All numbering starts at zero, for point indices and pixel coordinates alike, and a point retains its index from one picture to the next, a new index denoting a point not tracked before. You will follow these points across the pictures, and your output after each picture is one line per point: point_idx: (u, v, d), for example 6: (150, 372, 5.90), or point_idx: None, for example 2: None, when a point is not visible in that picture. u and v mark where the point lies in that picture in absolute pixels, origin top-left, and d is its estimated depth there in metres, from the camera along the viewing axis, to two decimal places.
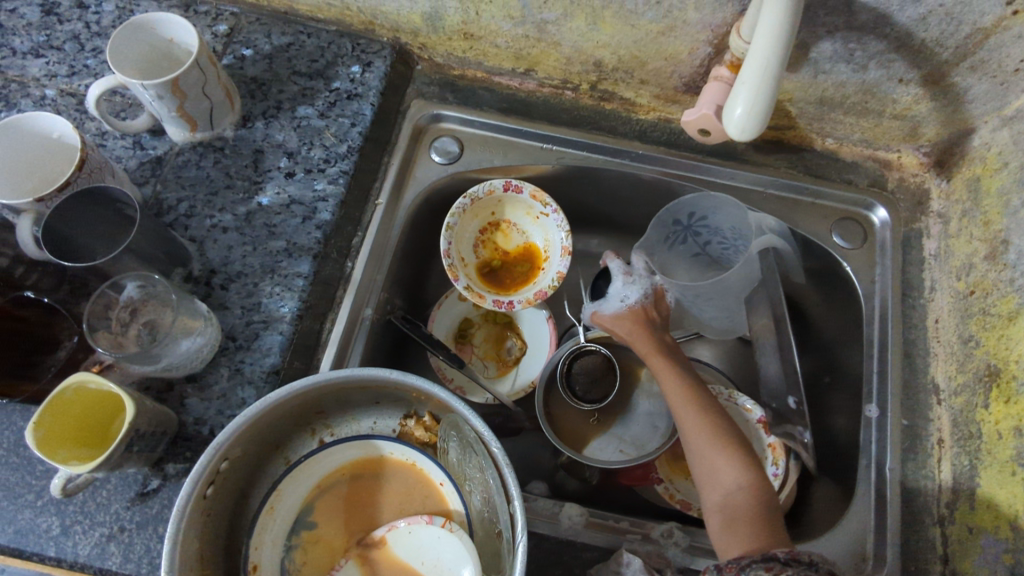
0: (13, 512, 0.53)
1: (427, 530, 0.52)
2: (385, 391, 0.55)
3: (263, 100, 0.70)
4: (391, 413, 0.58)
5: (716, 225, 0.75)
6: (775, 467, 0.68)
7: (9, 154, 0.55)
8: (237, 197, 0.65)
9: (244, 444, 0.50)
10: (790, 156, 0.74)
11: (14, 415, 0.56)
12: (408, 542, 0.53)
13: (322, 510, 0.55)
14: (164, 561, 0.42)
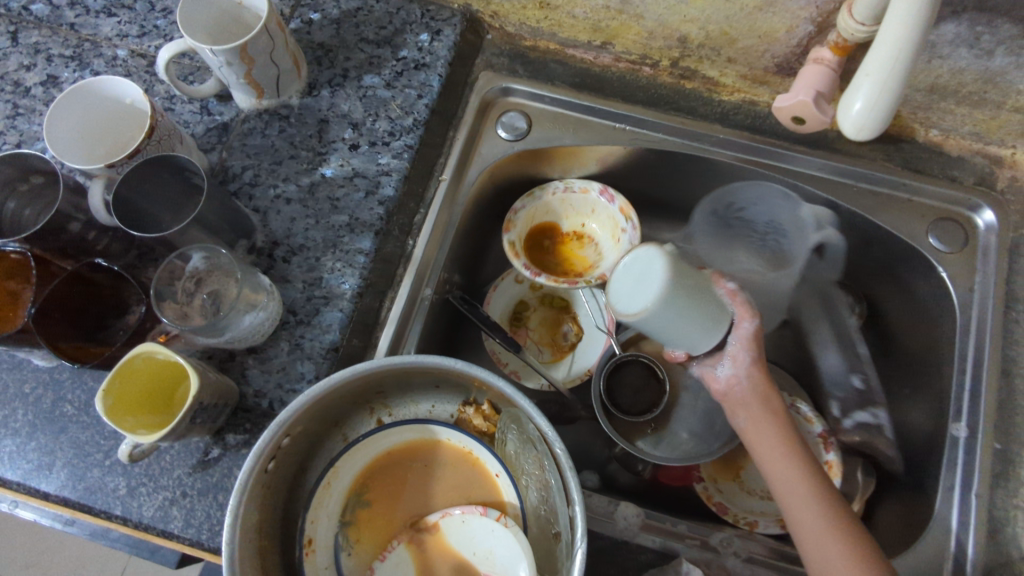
0: (83, 470, 0.55)
1: (481, 521, 0.51)
2: (444, 377, 0.53)
3: (329, 68, 0.68)
4: (450, 398, 0.57)
5: (752, 217, 0.73)
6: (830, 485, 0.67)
7: (82, 117, 0.54)
8: (300, 167, 0.64)
9: (306, 420, 0.50)
10: (888, 147, 0.68)
11: (85, 375, 0.57)
12: (461, 531, 0.52)
13: (377, 489, 0.55)
14: (225, 532, 0.43)
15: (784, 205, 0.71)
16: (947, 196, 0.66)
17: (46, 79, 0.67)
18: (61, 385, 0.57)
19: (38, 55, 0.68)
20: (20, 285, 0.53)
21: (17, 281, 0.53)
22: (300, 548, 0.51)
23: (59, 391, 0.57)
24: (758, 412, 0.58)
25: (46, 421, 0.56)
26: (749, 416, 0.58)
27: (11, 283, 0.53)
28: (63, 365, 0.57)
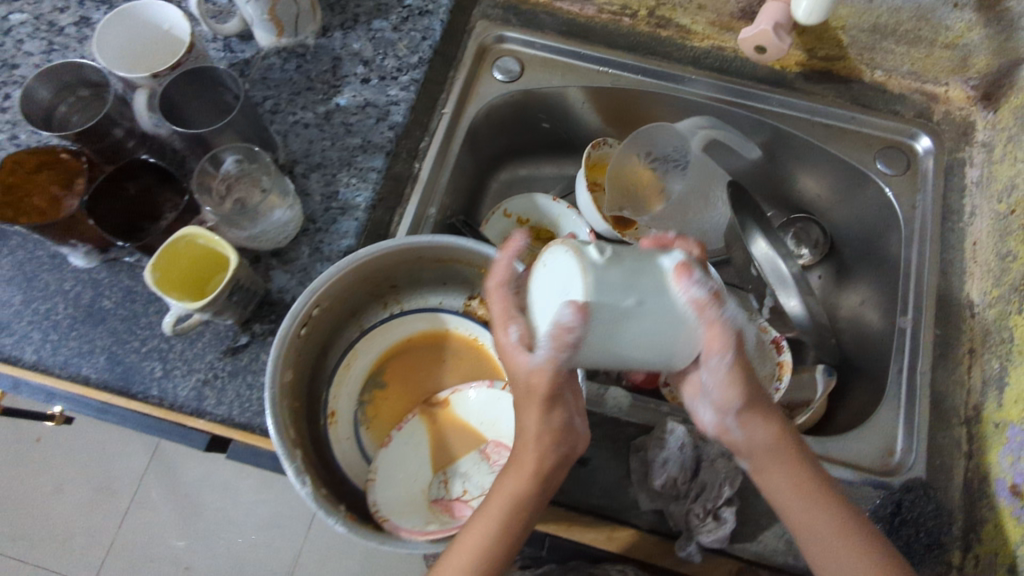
0: (122, 355, 0.60)
1: (487, 392, 0.59)
2: (454, 268, 0.61)
3: (341, 14, 0.75)
4: (456, 294, 0.65)
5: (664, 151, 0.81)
6: (779, 383, 0.73)
7: (126, 39, 0.61)
8: (317, 98, 0.70)
9: (334, 297, 0.57)
10: (839, 86, 0.77)
11: (122, 274, 0.62)
12: (469, 404, 0.59)
13: (393, 373, 0.62)
14: (268, 373, 0.50)
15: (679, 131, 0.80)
16: (890, 127, 0.75)
17: (79, 20, 0.73)
18: (100, 283, 0.62)
19: None
20: (61, 192, 0.60)
21: (60, 188, 0.60)
22: (323, 419, 0.57)
23: (97, 288, 0.62)
24: (766, 461, 0.50)
25: (86, 314, 0.61)
26: (748, 430, 0.49)
27: (54, 190, 0.60)
28: (102, 266, 0.63)
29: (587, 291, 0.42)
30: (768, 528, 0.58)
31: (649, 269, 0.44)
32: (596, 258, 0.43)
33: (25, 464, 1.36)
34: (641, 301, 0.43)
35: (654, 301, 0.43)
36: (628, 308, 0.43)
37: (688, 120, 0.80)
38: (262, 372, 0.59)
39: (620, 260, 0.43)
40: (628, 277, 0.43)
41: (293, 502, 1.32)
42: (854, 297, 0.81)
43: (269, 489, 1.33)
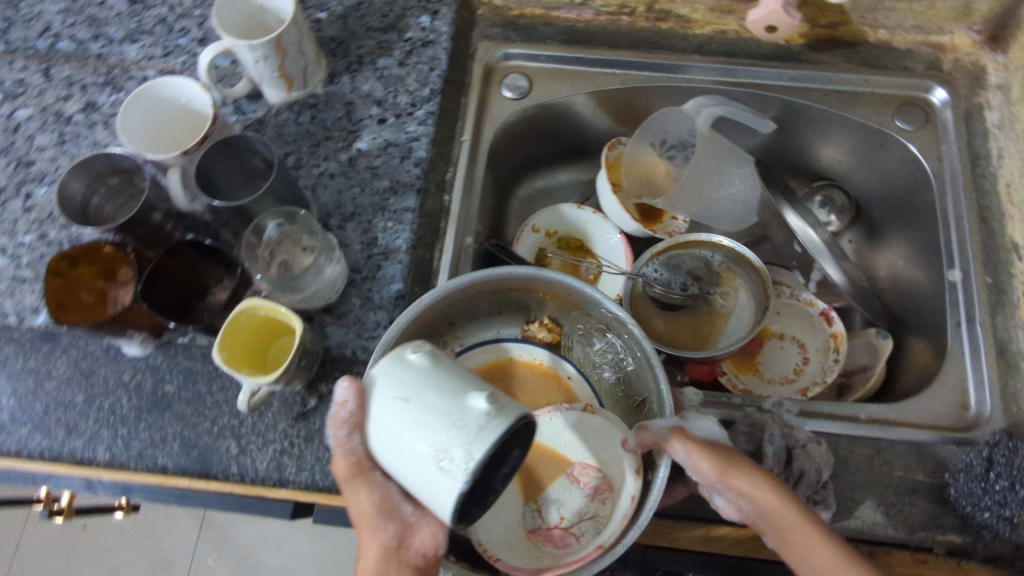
0: (195, 439, 0.60)
1: (569, 415, 0.57)
2: (510, 297, 0.64)
3: (345, 58, 0.74)
4: (514, 321, 0.68)
5: (677, 137, 0.82)
6: (837, 354, 0.77)
7: (149, 119, 0.61)
8: (337, 146, 0.70)
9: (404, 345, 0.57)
10: (846, 52, 0.77)
11: (179, 356, 0.62)
12: (548, 429, 0.57)
13: None
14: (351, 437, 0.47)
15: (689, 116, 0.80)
16: (902, 83, 0.76)
17: (84, 106, 0.72)
18: (159, 369, 0.62)
19: (73, 86, 0.73)
20: (105, 283, 0.60)
21: (101, 280, 0.60)
22: None
23: (157, 374, 0.62)
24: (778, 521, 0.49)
25: (150, 404, 0.61)
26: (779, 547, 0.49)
27: (97, 282, 0.60)
28: (157, 351, 0.63)
29: (377, 373, 0.44)
30: (862, 504, 0.58)
31: (439, 390, 0.41)
32: (415, 357, 0.43)
33: (74, 552, 1.34)
34: (404, 402, 0.42)
35: (419, 404, 0.41)
36: (390, 405, 0.42)
37: (692, 101, 0.79)
38: None
39: (429, 368, 0.43)
40: (409, 385, 0.42)
41: (349, 547, 1.31)
42: (890, 255, 0.82)
43: (323, 538, 1.32)
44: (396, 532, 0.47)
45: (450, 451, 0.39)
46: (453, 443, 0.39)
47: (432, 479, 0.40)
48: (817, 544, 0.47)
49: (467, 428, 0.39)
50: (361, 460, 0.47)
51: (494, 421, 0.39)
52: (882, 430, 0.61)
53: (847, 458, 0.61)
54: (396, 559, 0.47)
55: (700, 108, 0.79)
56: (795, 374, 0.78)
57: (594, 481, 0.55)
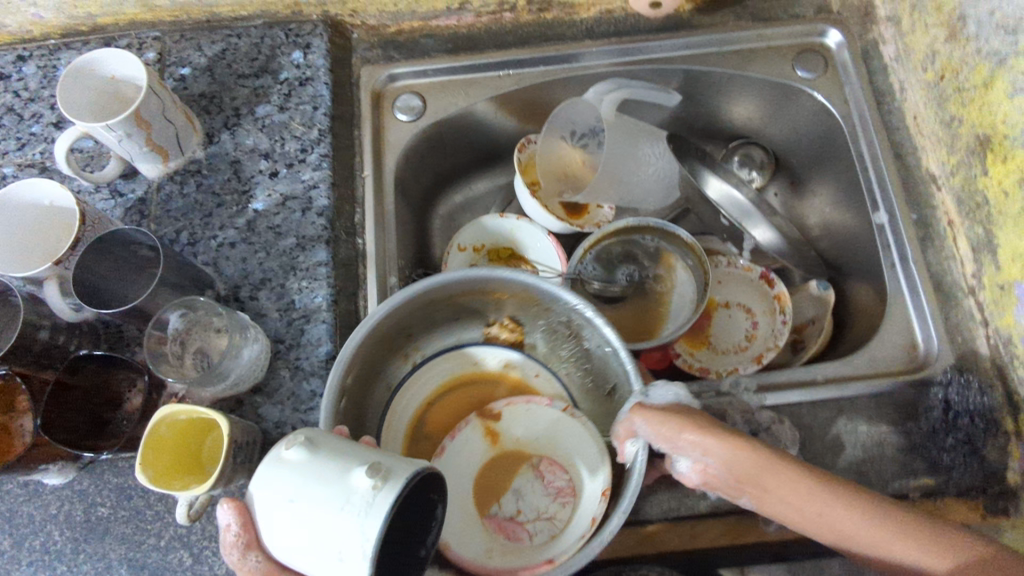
0: (142, 559, 0.55)
1: (547, 411, 0.58)
2: (465, 302, 0.60)
3: (220, 113, 0.69)
4: (474, 326, 0.65)
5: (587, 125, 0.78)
6: (785, 316, 0.77)
7: (9, 231, 0.55)
8: (231, 211, 0.65)
9: (359, 370, 0.54)
10: (736, 9, 0.76)
11: (106, 473, 0.57)
12: (523, 421, 0.59)
13: (440, 416, 0.64)
14: None
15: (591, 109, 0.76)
16: (795, 32, 0.75)
17: None
18: (87, 493, 0.57)
19: None
20: (6, 415, 0.52)
21: (1, 413, 0.52)
22: None
23: (87, 498, 0.57)
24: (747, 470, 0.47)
25: (86, 531, 0.56)
26: (755, 498, 0.47)
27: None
28: (81, 475, 0.57)
29: (254, 481, 0.38)
30: (835, 467, 0.58)
31: (321, 482, 0.37)
32: (290, 453, 0.38)
33: None
34: (289, 504, 0.37)
35: (305, 505, 0.36)
36: (278, 512, 0.37)
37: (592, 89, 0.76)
38: None
39: (308, 460, 0.37)
40: (291, 484, 0.37)
41: None
42: (817, 203, 0.81)
43: None
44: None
45: (349, 543, 0.35)
46: (353, 531, 0.35)
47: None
48: (793, 487, 0.45)
49: (358, 514, 0.35)
50: (271, 574, 0.39)
51: (385, 497, 0.35)
52: (841, 387, 0.61)
53: (813, 424, 0.60)
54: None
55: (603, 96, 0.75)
56: (748, 341, 0.77)
57: (561, 481, 0.54)
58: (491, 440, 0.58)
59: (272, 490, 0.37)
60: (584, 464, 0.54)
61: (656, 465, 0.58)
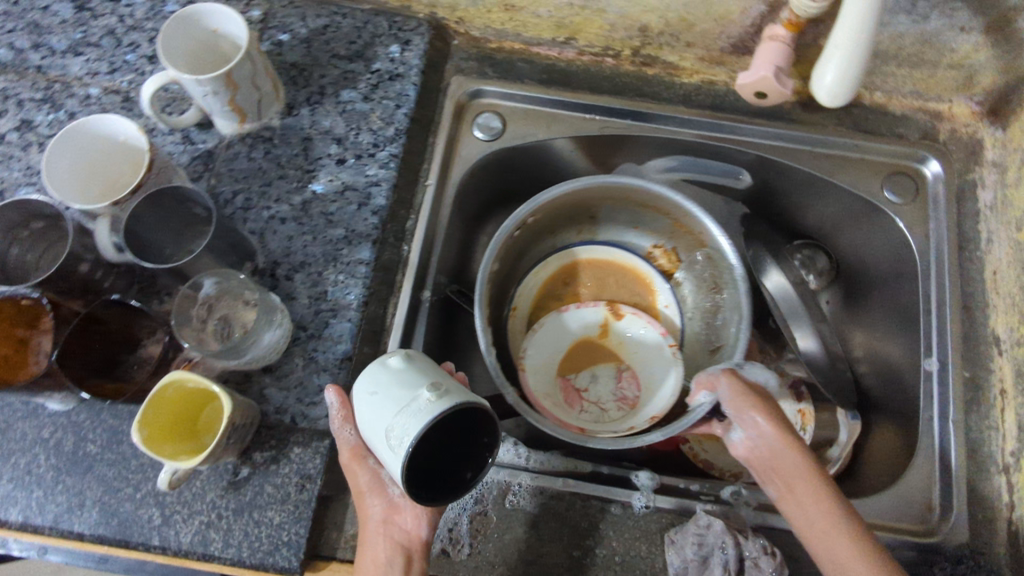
0: (114, 506, 0.55)
1: (647, 333, 0.72)
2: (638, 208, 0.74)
3: (306, 87, 0.69)
4: (645, 237, 0.78)
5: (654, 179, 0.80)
6: (803, 432, 0.73)
7: (76, 161, 0.55)
8: (290, 187, 0.66)
9: (523, 230, 0.71)
10: (839, 113, 0.73)
11: (104, 412, 0.58)
12: (632, 326, 0.73)
13: (582, 293, 0.78)
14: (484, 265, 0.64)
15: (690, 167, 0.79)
16: (895, 151, 0.72)
17: (19, 124, 0.67)
18: (81, 426, 0.57)
19: (9, 100, 0.68)
20: (27, 331, 0.55)
21: (24, 329, 0.54)
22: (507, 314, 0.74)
23: (79, 433, 0.57)
24: (786, 476, 0.52)
25: (70, 463, 0.56)
26: (781, 495, 0.53)
27: (18, 330, 0.54)
28: (80, 407, 0.58)
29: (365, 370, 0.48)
30: None
31: (403, 385, 0.45)
32: (389, 359, 0.47)
33: None
34: (371, 395, 0.46)
35: (385, 397, 0.45)
36: (365, 395, 0.46)
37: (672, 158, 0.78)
38: (269, 507, 0.55)
39: (403, 369, 0.46)
40: (378, 378, 0.46)
41: None
42: (868, 325, 0.78)
43: None
44: (384, 508, 0.52)
45: (403, 430, 0.43)
46: (408, 423, 0.43)
47: (394, 459, 0.44)
48: (821, 500, 0.50)
49: (415, 413, 0.43)
50: (357, 448, 0.52)
51: (438, 404, 0.43)
52: None
53: (806, 560, 0.58)
54: (383, 536, 0.51)
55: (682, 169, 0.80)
56: None
57: (630, 394, 0.70)
58: (603, 331, 0.73)
59: (374, 378, 0.46)
60: (654, 392, 0.69)
61: (636, 553, 0.57)
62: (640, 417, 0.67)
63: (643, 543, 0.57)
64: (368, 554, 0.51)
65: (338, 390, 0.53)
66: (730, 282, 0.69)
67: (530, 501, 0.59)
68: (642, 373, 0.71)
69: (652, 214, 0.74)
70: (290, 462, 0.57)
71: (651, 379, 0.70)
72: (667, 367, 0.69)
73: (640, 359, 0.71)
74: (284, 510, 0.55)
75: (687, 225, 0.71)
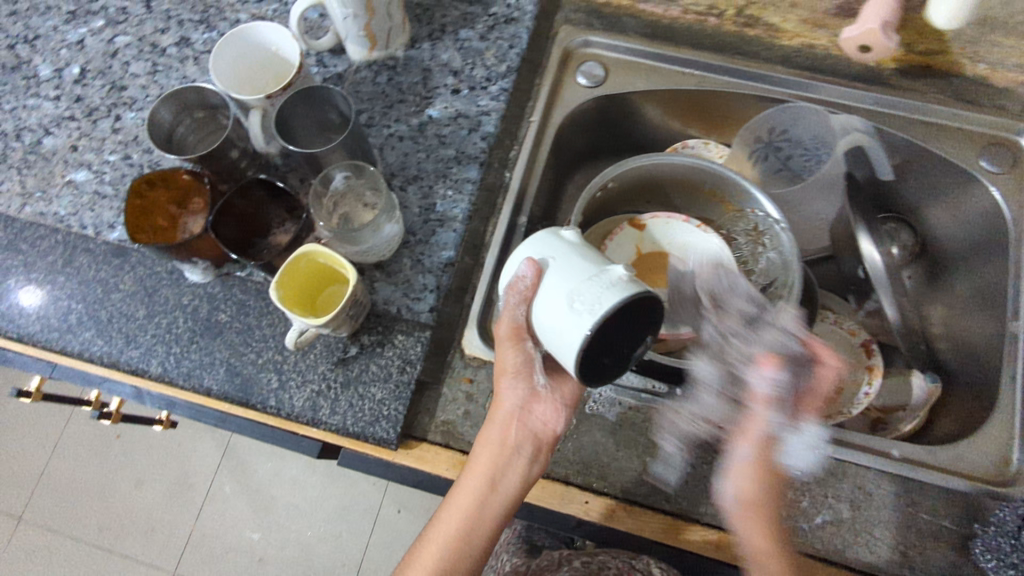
0: (239, 366, 0.63)
1: (684, 225, 0.76)
2: (693, 188, 0.78)
3: (429, 24, 0.75)
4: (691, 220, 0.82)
5: (797, 137, 0.80)
6: (869, 388, 0.76)
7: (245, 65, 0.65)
8: (409, 110, 0.72)
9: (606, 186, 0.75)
10: (939, 82, 0.74)
11: (234, 288, 0.65)
12: (663, 228, 0.77)
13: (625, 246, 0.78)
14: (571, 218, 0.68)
15: (818, 123, 0.77)
16: (993, 122, 0.73)
17: (179, 40, 0.76)
18: (215, 297, 0.65)
19: (171, 20, 0.76)
20: (178, 209, 0.63)
21: (175, 207, 0.63)
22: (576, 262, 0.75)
23: (212, 302, 0.65)
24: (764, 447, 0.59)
25: (204, 328, 0.64)
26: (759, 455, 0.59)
27: (171, 207, 0.63)
28: (215, 281, 0.66)
29: (536, 240, 0.52)
30: (881, 537, 0.59)
31: (586, 261, 0.49)
32: (563, 236, 0.52)
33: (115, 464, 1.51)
34: (551, 261, 0.50)
35: (562, 266, 0.49)
36: (539, 264, 0.50)
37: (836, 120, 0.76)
38: (373, 383, 0.62)
39: (578, 247, 0.51)
40: (564, 250, 0.50)
41: (358, 497, 1.45)
42: (950, 302, 0.79)
43: (332, 483, 1.46)
44: (525, 396, 0.58)
45: (595, 296, 0.45)
46: (599, 291, 0.46)
47: (569, 322, 0.47)
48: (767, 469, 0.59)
49: (600, 284, 0.46)
50: (520, 329, 0.55)
51: (628, 283, 0.46)
52: (912, 471, 0.60)
53: (874, 492, 0.60)
54: (520, 422, 0.58)
55: (845, 130, 0.77)
56: None
57: None
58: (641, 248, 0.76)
59: (551, 249, 0.50)
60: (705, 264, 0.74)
61: (706, 466, 0.62)
62: None
63: (714, 460, 0.62)
64: (496, 429, 0.58)
65: (536, 262, 0.50)
66: (769, 232, 0.73)
67: (609, 410, 0.64)
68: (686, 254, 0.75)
69: (706, 200, 0.79)
70: (394, 346, 0.63)
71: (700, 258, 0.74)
72: (701, 236, 0.75)
73: (684, 243, 0.75)
74: (386, 388, 0.62)
75: (738, 205, 0.76)
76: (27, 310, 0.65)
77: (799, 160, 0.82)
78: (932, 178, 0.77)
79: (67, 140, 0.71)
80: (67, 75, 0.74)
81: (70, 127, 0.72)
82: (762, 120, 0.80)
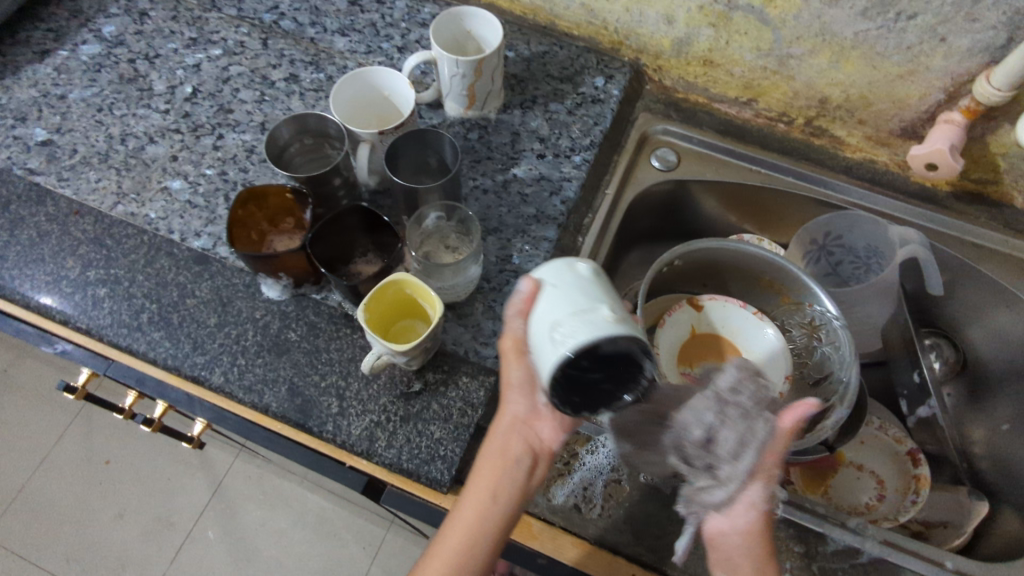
0: (302, 387, 0.63)
1: (740, 312, 0.77)
2: (752, 278, 0.81)
3: (521, 94, 0.81)
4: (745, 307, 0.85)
5: (851, 244, 0.84)
6: (916, 496, 0.74)
7: (363, 108, 0.70)
8: (495, 167, 0.76)
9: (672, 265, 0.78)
10: (991, 210, 0.79)
11: (308, 310, 0.67)
12: (721, 312, 0.78)
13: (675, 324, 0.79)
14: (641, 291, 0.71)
15: (878, 233, 0.81)
16: None
17: (288, 76, 0.81)
18: (287, 315, 0.66)
19: (283, 58, 0.82)
20: (268, 227, 0.66)
21: (266, 225, 0.66)
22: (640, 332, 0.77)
23: (284, 320, 0.66)
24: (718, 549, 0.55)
25: (273, 345, 0.65)
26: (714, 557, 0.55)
27: (262, 224, 0.66)
28: (290, 300, 0.67)
29: (548, 263, 0.48)
30: None
31: (583, 291, 0.45)
32: (577, 266, 0.47)
33: (93, 485, 1.41)
34: (549, 282, 0.46)
35: (553, 286, 0.46)
36: (539, 277, 0.47)
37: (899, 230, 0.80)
38: (433, 422, 0.62)
39: (585, 273, 0.47)
40: (567, 275, 0.46)
41: (344, 561, 1.35)
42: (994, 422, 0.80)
43: (321, 541, 1.36)
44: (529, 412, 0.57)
45: (573, 328, 0.43)
46: (579, 328, 0.43)
47: (543, 347, 0.44)
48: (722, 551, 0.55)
49: (585, 317, 0.43)
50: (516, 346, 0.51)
51: (614, 325, 0.43)
52: None
53: None
54: (519, 433, 0.57)
55: (903, 242, 0.80)
56: (867, 508, 0.74)
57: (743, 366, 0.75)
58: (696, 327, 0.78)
59: (550, 268, 0.47)
60: (761, 353, 0.74)
61: None
62: (775, 379, 0.73)
63: None
64: (495, 445, 0.56)
65: (537, 281, 0.47)
66: (825, 328, 0.75)
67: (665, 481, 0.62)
68: (739, 341, 0.76)
69: (763, 290, 0.81)
70: (457, 388, 0.63)
71: (752, 345, 0.75)
72: (756, 325, 0.76)
73: (739, 330, 0.77)
74: (445, 428, 0.61)
75: (796, 297, 0.78)
76: (101, 302, 0.66)
77: (850, 268, 0.86)
78: (982, 300, 0.80)
79: (168, 150, 0.75)
80: (179, 93, 0.79)
81: (173, 139, 0.76)
82: (820, 223, 0.84)
